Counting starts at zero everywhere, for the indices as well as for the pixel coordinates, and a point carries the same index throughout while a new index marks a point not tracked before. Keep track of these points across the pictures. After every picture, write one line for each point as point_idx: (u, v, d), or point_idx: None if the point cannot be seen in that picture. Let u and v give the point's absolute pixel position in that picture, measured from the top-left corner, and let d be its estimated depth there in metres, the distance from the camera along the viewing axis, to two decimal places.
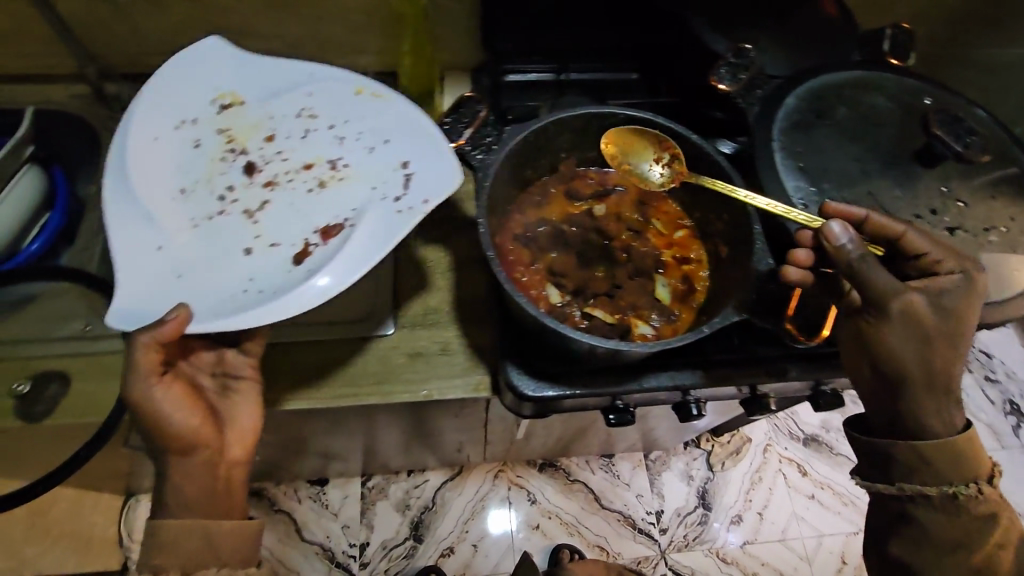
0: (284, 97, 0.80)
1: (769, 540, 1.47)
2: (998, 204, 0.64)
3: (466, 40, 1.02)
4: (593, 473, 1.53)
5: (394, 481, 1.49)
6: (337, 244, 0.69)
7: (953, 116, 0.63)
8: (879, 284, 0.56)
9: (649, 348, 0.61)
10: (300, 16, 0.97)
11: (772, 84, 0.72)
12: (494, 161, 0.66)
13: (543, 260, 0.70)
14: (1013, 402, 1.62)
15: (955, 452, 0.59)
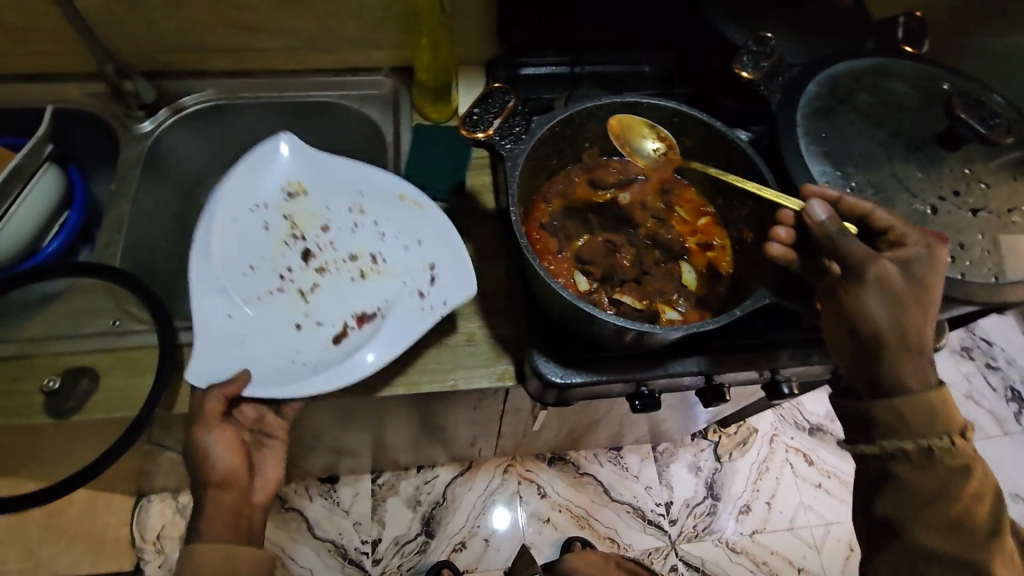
0: (340, 193, 0.90)
1: (778, 530, 1.48)
2: (1020, 185, 0.66)
3: (481, 34, 1.03)
4: (602, 466, 1.54)
5: (405, 478, 1.49)
6: (366, 334, 0.80)
7: (977, 99, 0.64)
8: (854, 253, 0.55)
9: (680, 331, 0.62)
10: (316, 11, 0.97)
11: (791, 72, 0.73)
12: (523, 149, 0.66)
13: (570, 248, 0.72)
14: (1013, 389, 1.63)
15: (931, 405, 0.55)
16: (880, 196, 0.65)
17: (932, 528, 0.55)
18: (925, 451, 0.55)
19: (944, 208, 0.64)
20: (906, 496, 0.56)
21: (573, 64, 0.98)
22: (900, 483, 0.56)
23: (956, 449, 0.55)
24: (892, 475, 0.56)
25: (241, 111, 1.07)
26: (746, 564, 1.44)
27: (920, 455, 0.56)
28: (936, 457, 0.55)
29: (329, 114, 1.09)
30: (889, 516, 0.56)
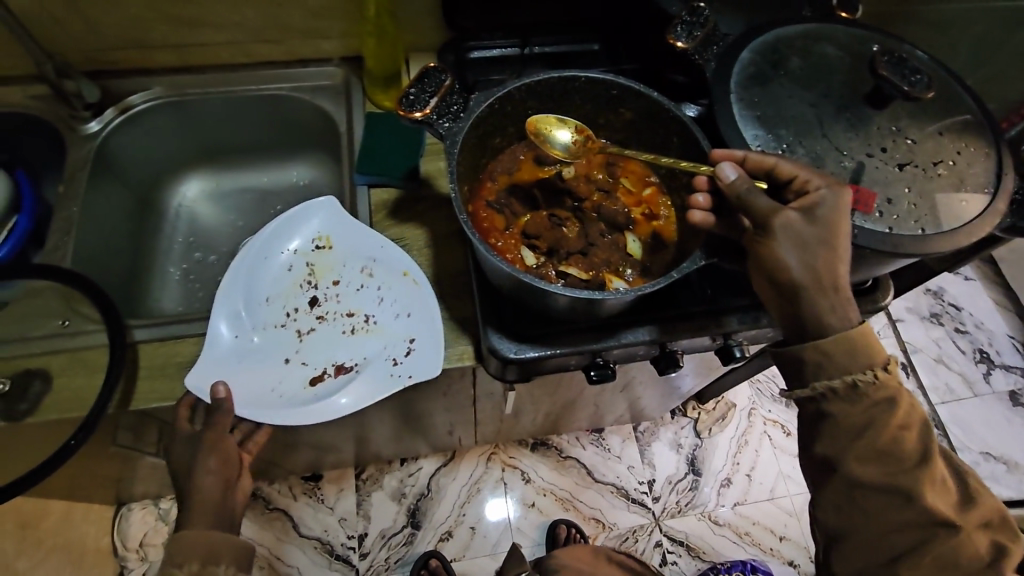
0: (358, 252, 0.89)
1: (758, 500, 1.51)
2: (946, 139, 0.68)
3: (429, 19, 1.02)
4: (584, 448, 1.56)
5: (388, 471, 1.50)
6: (335, 388, 0.80)
7: (901, 58, 0.65)
8: (760, 208, 0.57)
9: (624, 295, 0.63)
10: (259, 3, 0.96)
11: (727, 40, 0.74)
12: (461, 127, 0.67)
13: (517, 225, 0.72)
14: (983, 350, 1.68)
15: (854, 341, 0.57)
16: (810, 155, 0.66)
17: (864, 460, 0.58)
18: (854, 388, 0.58)
19: (871, 164, 0.66)
20: (840, 432, 0.58)
21: (523, 46, 1.00)
22: (834, 422, 0.59)
23: (882, 383, 0.58)
24: (827, 414, 0.59)
25: (191, 107, 1.06)
26: (730, 536, 1.47)
27: (850, 391, 0.58)
28: (864, 391, 0.58)
29: (281, 107, 1.09)
30: (826, 455, 0.59)
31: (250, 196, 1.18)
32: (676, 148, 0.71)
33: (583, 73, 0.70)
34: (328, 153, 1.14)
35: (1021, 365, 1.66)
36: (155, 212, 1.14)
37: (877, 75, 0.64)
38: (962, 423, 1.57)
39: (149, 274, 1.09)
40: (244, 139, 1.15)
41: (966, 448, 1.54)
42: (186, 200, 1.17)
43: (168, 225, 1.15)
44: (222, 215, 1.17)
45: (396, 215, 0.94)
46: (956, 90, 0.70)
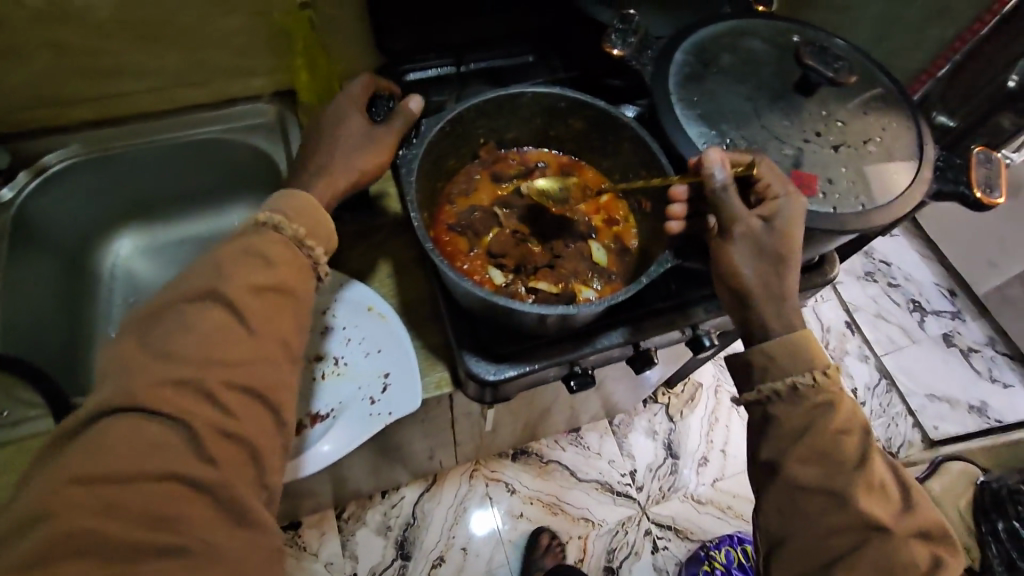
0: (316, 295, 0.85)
1: (735, 473, 1.56)
2: (871, 118, 0.72)
3: (359, 46, 1.00)
4: (565, 450, 1.56)
5: (370, 507, 1.46)
6: (318, 438, 0.79)
7: (822, 47, 0.68)
8: (727, 213, 0.61)
9: (595, 307, 0.63)
10: (179, 46, 0.92)
11: (659, 43, 0.77)
12: (416, 156, 0.65)
13: (481, 245, 0.72)
14: (916, 300, 1.80)
15: (790, 346, 0.60)
16: (752, 147, 0.69)
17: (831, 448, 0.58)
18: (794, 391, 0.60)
19: (809, 149, 0.69)
20: (785, 433, 0.60)
21: (459, 64, 1.01)
22: (778, 423, 0.60)
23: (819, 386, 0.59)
24: (772, 417, 0.61)
25: (117, 161, 1.00)
26: (713, 512, 1.51)
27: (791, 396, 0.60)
28: (804, 395, 0.60)
29: (214, 151, 1.05)
30: (771, 458, 0.60)
31: (189, 246, 1.12)
32: (626, 153, 0.73)
33: (529, 89, 0.70)
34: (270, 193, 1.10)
35: (951, 309, 1.79)
36: (85, 276, 1.06)
37: (804, 65, 0.67)
38: (906, 371, 1.68)
39: (88, 343, 1.01)
40: (178, 187, 1.09)
41: (912, 394, 1.65)
42: (121, 258, 1.10)
43: (103, 287, 1.08)
44: (161, 268, 1.11)
45: (349, 246, 0.91)
46: (872, 73, 0.75)
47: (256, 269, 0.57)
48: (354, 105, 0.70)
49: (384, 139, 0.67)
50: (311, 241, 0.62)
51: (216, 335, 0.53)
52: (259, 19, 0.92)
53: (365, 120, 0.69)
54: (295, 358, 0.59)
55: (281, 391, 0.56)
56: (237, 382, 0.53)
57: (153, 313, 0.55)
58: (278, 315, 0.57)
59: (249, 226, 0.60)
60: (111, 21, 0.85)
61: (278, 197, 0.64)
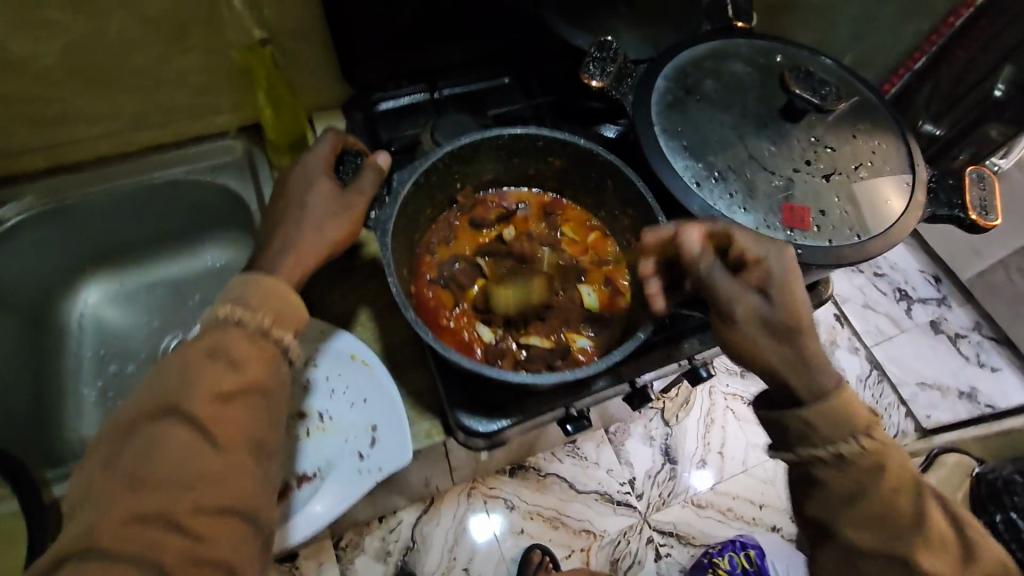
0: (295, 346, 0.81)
1: (734, 475, 1.49)
2: (860, 141, 0.70)
3: (326, 77, 0.96)
4: (562, 461, 1.47)
5: (368, 532, 1.37)
6: (307, 500, 0.75)
7: (807, 71, 0.66)
8: (723, 296, 0.59)
9: (588, 372, 0.61)
10: (134, 90, 0.88)
11: (638, 70, 0.73)
12: (391, 213, 0.63)
13: (467, 299, 0.71)
14: (901, 288, 1.70)
15: (836, 410, 0.57)
16: (742, 180, 0.67)
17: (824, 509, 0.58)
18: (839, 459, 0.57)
19: (800, 179, 0.67)
20: (833, 497, 0.58)
21: (431, 90, 0.97)
22: (823, 488, 0.59)
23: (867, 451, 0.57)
24: (817, 480, 0.59)
25: (75, 211, 0.95)
26: (715, 516, 1.46)
27: (836, 465, 0.58)
28: (847, 462, 0.58)
29: (179, 192, 1.00)
30: (819, 518, 0.59)
31: (160, 290, 1.07)
32: (612, 191, 0.71)
33: (505, 131, 0.68)
34: (242, 231, 1.05)
35: (936, 296, 1.69)
36: (51, 330, 1.01)
37: (790, 93, 0.65)
38: (897, 361, 1.59)
39: (60, 404, 0.98)
40: (143, 231, 1.04)
41: (902, 385, 1.56)
42: (89, 307, 1.05)
43: (73, 341, 1.03)
44: (131, 317, 1.06)
45: (327, 289, 0.87)
46: (862, 94, 0.73)
47: (222, 374, 0.56)
48: (319, 168, 0.68)
49: (355, 207, 0.67)
50: (279, 329, 0.61)
51: (183, 456, 0.53)
52: (217, 58, 0.87)
53: (335, 183, 0.68)
54: (269, 455, 0.59)
55: (256, 494, 0.57)
56: (206, 502, 0.53)
57: (121, 429, 0.55)
58: (249, 416, 0.57)
59: (213, 322, 0.59)
60: (58, 68, 0.80)
61: (240, 283, 0.62)
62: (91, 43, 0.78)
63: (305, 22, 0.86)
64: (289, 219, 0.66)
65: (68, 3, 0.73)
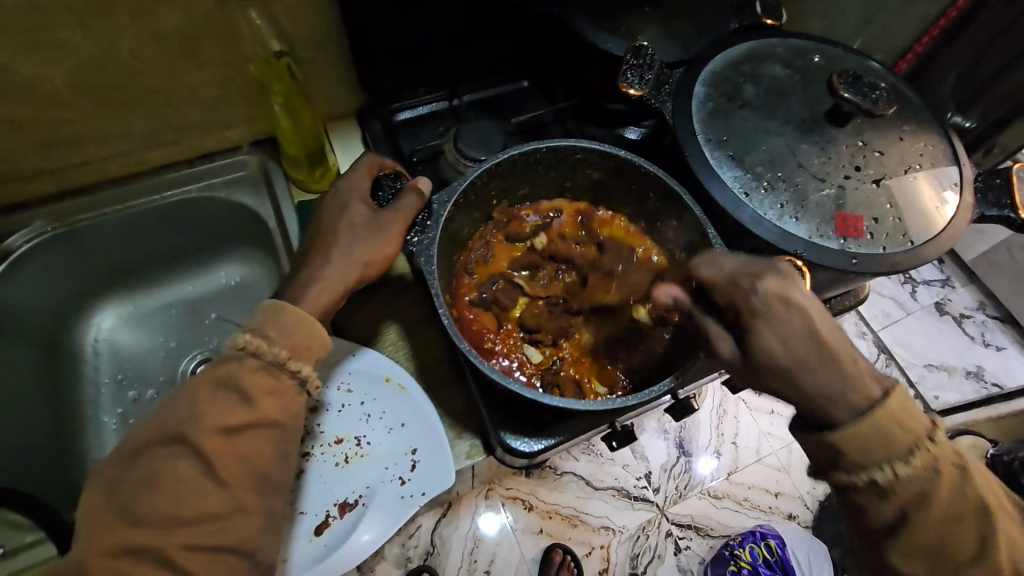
0: (327, 371, 0.79)
1: (749, 464, 1.33)
2: (907, 143, 0.69)
3: (341, 88, 0.93)
4: (578, 460, 1.29)
5: (387, 538, 1.20)
6: (353, 528, 0.74)
7: (855, 75, 0.64)
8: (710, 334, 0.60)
9: (649, 396, 0.61)
10: (144, 108, 0.84)
11: (675, 75, 0.71)
12: (432, 239, 0.65)
13: (510, 319, 0.72)
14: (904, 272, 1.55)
15: (861, 440, 0.53)
16: (792, 189, 0.65)
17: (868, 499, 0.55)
18: (880, 489, 0.54)
19: (851, 185, 0.65)
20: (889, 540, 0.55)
21: (450, 98, 0.94)
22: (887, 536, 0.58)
23: (908, 478, 0.53)
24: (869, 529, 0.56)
25: (88, 235, 0.92)
26: (732, 506, 1.31)
27: (877, 496, 0.54)
28: (891, 489, 0.54)
29: (194, 212, 0.97)
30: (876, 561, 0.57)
31: (176, 311, 1.04)
32: (654, 202, 0.71)
33: (544, 144, 0.68)
34: (260, 247, 1.03)
35: (940, 277, 1.55)
36: (67, 358, 0.98)
37: (839, 97, 0.63)
38: (904, 344, 1.45)
39: (80, 433, 0.95)
40: (157, 251, 1.01)
41: (910, 370, 1.42)
42: (104, 332, 1.01)
43: (89, 367, 1.00)
44: (148, 340, 1.03)
45: (355, 310, 0.84)
46: (901, 93, 0.73)
47: (233, 407, 0.55)
48: (356, 193, 0.66)
49: (389, 230, 0.63)
50: (296, 362, 0.58)
51: (180, 492, 0.52)
52: (231, 73, 0.84)
53: (370, 208, 0.65)
54: (275, 488, 0.58)
55: (256, 533, 0.56)
56: (200, 542, 0.52)
57: (130, 452, 0.54)
58: (257, 453, 0.56)
59: (230, 351, 0.58)
60: (69, 89, 0.77)
61: (264, 311, 0.60)
62: (100, 64, 0.75)
63: (320, 33, 0.83)
64: (324, 244, 0.64)
65: (79, 22, 0.69)
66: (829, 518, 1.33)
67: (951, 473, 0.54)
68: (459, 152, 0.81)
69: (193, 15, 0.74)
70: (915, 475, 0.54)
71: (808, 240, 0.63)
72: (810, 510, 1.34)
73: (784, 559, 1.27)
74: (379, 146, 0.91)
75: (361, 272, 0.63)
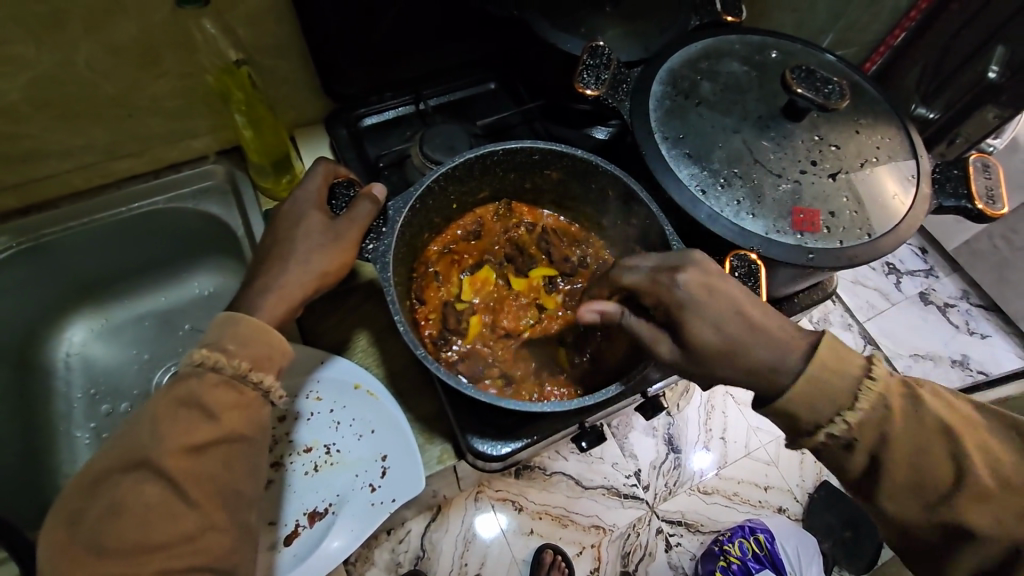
0: (296, 379, 0.78)
1: (738, 460, 1.34)
2: (863, 136, 0.70)
3: (307, 94, 0.92)
4: (567, 459, 1.29)
5: (377, 545, 1.19)
6: (322, 536, 0.75)
7: (808, 70, 0.64)
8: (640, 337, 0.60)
9: (609, 392, 0.62)
10: (104, 120, 0.83)
11: (633, 74, 0.71)
12: (388, 245, 0.66)
13: (514, 335, 0.76)
14: (889, 263, 1.54)
15: (806, 402, 0.53)
16: (748, 185, 0.66)
17: (837, 449, 0.55)
18: (837, 439, 0.53)
19: (807, 180, 0.67)
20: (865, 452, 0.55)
21: (417, 101, 0.94)
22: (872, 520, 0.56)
23: (860, 423, 0.53)
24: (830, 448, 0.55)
25: (53, 248, 0.91)
26: (721, 502, 1.31)
27: (841, 446, 0.54)
28: (851, 438, 0.53)
29: (163, 223, 0.97)
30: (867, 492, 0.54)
31: (148, 324, 1.04)
32: (613, 199, 0.74)
33: (500, 146, 0.71)
34: (231, 257, 1.02)
35: (923, 267, 1.55)
36: (38, 373, 0.97)
37: (792, 93, 0.63)
38: (889, 335, 1.44)
39: (52, 449, 0.95)
40: (126, 264, 1.00)
41: (898, 361, 1.41)
42: (74, 346, 1.01)
43: (62, 382, 0.99)
44: (119, 353, 1.02)
45: (324, 316, 0.83)
46: (857, 86, 0.74)
47: (196, 424, 0.53)
48: (313, 201, 0.66)
49: (347, 238, 0.64)
50: (258, 373, 0.57)
51: (151, 517, 0.50)
52: (191, 82, 0.83)
53: (326, 216, 0.65)
54: (249, 504, 0.55)
55: (233, 551, 0.53)
56: (175, 565, 0.49)
57: (88, 486, 0.51)
58: (224, 469, 0.54)
59: (187, 368, 0.56)
60: (25, 102, 0.76)
61: (218, 325, 0.58)
62: (55, 76, 0.74)
63: (283, 40, 0.83)
64: (283, 252, 0.63)
65: (28, 34, 0.68)
66: (817, 511, 1.33)
67: (901, 401, 0.53)
68: (424, 155, 0.80)
69: (148, 25, 0.73)
70: (865, 419, 0.53)
71: (766, 236, 0.64)
72: (799, 502, 1.34)
73: (773, 553, 1.25)
74: (345, 152, 0.90)
75: (317, 281, 0.64)
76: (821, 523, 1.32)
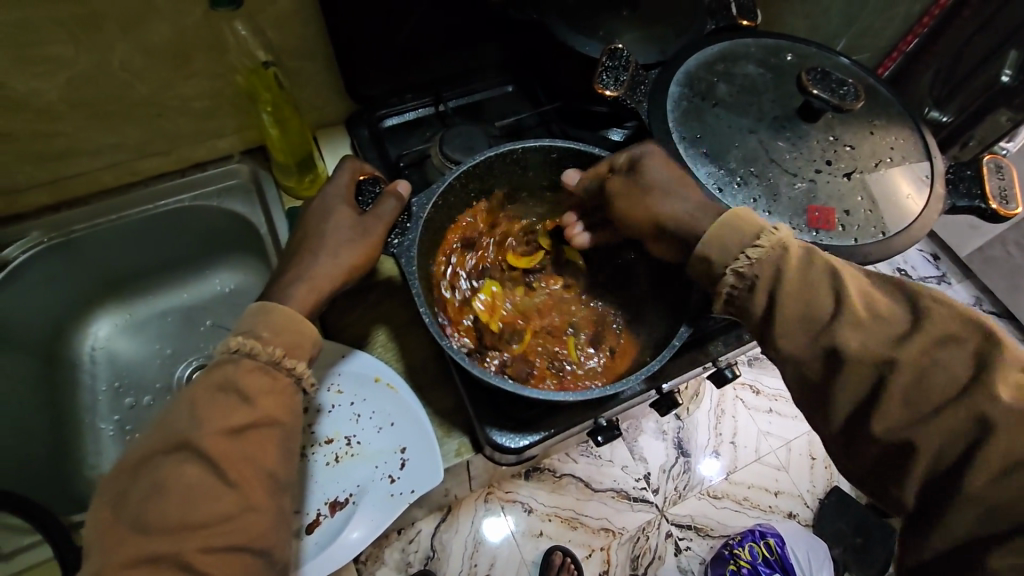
0: (319, 374, 0.80)
1: (749, 463, 1.34)
2: (878, 137, 0.71)
3: (330, 94, 0.95)
4: (577, 461, 1.30)
5: (387, 545, 1.20)
6: (344, 526, 0.76)
7: (823, 71, 0.66)
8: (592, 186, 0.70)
9: (630, 382, 0.64)
10: (135, 119, 0.86)
11: (650, 76, 0.73)
12: (412, 240, 0.67)
13: (544, 334, 0.77)
14: (901, 268, 1.54)
15: (718, 243, 0.59)
16: (764, 185, 0.68)
17: (745, 296, 0.58)
18: (741, 279, 0.58)
19: (822, 180, 0.68)
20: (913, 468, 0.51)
21: (437, 103, 0.96)
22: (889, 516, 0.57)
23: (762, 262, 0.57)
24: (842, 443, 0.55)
25: (84, 244, 0.94)
26: (731, 505, 1.31)
27: (745, 286, 0.58)
28: (754, 276, 0.57)
29: (189, 221, 0.99)
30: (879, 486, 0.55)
31: (172, 319, 1.06)
32: None
33: (519, 145, 0.73)
34: (254, 255, 1.04)
35: (935, 273, 1.54)
36: (66, 367, 0.99)
37: (808, 95, 0.65)
38: None
39: (79, 440, 0.97)
40: (152, 261, 1.03)
41: None
42: (100, 340, 1.03)
43: (87, 376, 1.01)
44: (143, 348, 1.04)
45: (344, 313, 0.85)
46: (871, 89, 0.75)
47: (233, 408, 0.55)
48: (340, 197, 0.68)
49: (373, 233, 0.66)
50: (291, 359, 0.59)
51: (193, 496, 0.51)
52: (221, 82, 0.86)
53: (353, 211, 0.67)
54: (283, 487, 0.57)
55: (271, 532, 0.55)
56: (218, 543, 0.51)
57: (131, 466, 0.53)
58: (259, 452, 0.55)
59: (223, 354, 0.58)
60: (64, 102, 0.79)
61: (253, 314, 0.60)
62: (94, 76, 0.77)
63: (309, 43, 0.85)
64: (310, 246, 0.66)
65: (70, 35, 0.71)
66: (829, 515, 1.33)
67: (798, 252, 0.57)
68: (444, 155, 0.82)
69: (183, 27, 0.76)
70: (765, 257, 0.57)
71: None
72: (809, 507, 1.34)
73: (784, 557, 1.24)
74: (367, 152, 0.92)
75: (344, 275, 0.65)
76: (833, 528, 1.32)
